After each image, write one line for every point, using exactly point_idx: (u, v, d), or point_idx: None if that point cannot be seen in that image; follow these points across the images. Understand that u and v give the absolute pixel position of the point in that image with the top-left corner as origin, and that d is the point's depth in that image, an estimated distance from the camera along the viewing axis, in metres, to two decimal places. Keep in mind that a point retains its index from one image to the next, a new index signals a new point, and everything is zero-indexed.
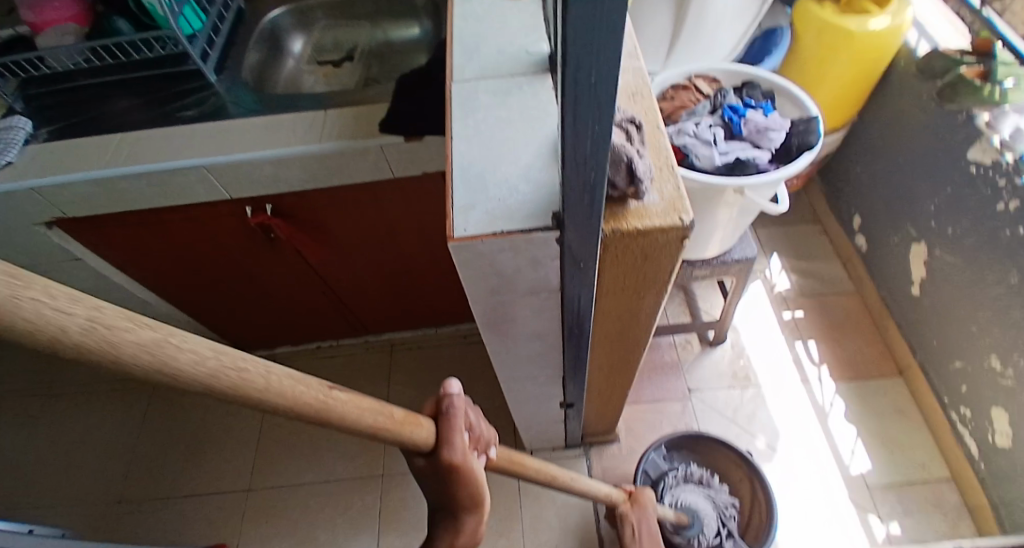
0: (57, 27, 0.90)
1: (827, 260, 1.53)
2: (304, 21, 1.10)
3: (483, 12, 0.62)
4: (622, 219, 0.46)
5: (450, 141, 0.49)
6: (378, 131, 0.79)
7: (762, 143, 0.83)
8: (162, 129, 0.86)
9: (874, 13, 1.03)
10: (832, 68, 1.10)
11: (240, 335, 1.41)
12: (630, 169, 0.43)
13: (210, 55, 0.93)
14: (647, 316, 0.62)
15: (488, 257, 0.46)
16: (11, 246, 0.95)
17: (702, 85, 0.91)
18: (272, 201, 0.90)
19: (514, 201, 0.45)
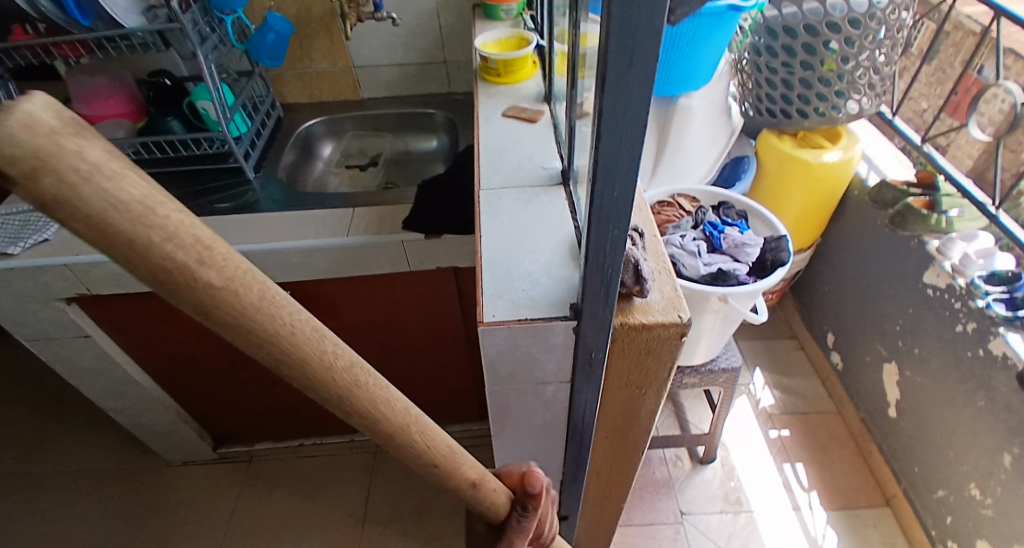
0: (112, 121, 1.01)
1: (806, 378, 1.59)
2: (336, 131, 1.22)
3: (505, 133, 0.73)
4: (628, 314, 0.52)
5: (480, 239, 0.56)
6: (400, 228, 0.88)
7: (740, 256, 0.93)
8: (194, 217, 0.93)
9: (826, 147, 1.26)
10: (792, 193, 1.31)
11: (224, 427, 1.38)
12: (637, 270, 0.50)
13: (251, 154, 1.05)
14: (647, 413, 0.65)
15: (511, 343, 0.51)
16: (23, 322, 0.97)
17: (682, 201, 1.06)
18: (291, 288, 0.96)
19: (536, 292, 0.51)
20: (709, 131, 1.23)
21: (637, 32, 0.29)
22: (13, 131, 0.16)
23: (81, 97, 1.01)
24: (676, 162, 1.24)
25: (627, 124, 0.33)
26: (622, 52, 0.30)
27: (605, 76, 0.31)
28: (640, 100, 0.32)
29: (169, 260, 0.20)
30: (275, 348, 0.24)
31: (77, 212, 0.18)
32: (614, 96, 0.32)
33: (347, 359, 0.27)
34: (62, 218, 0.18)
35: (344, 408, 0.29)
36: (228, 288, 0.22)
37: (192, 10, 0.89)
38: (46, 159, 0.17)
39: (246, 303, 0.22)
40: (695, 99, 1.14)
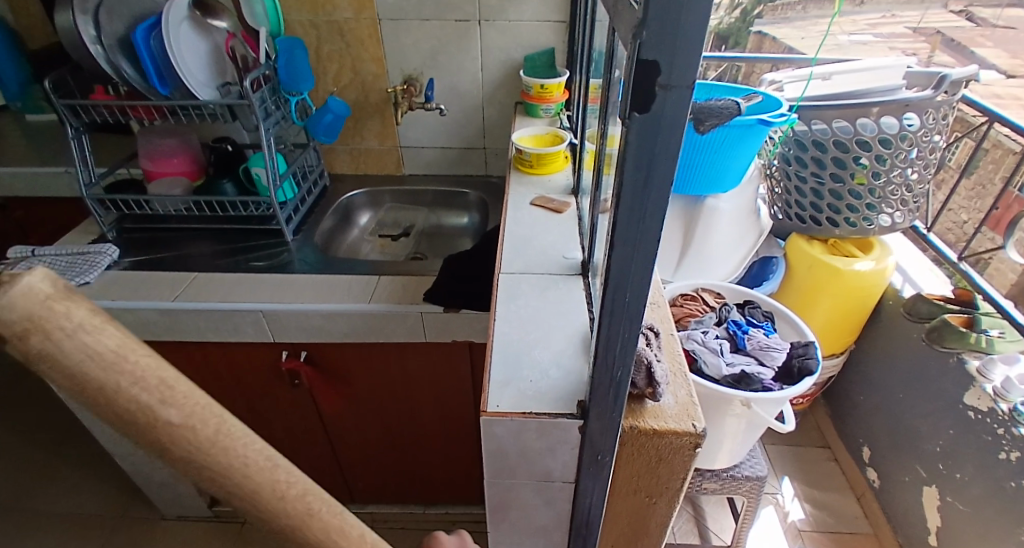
0: (172, 179, 1.10)
1: (840, 493, 1.47)
2: (375, 202, 1.27)
3: (531, 221, 0.75)
4: (639, 417, 0.50)
5: (495, 323, 0.56)
6: (420, 299, 0.90)
7: (765, 359, 0.90)
8: (230, 274, 0.98)
9: (858, 257, 1.25)
10: (821, 299, 1.29)
11: (224, 483, 1.36)
12: (649, 372, 0.49)
13: (292, 219, 1.11)
14: (657, 526, 0.60)
15: (514, 436, 0.49)
16: None
17: (706, 297, 1.05)
18: (308, 349, 0.97)
19: (545, 384, 0.50)
20: (737, 231, 1.25)
21: (652, 157, 0.30)
22: (4, 298, 0.17)
23: (148, 154, 1.09)
24: (702, 257, 1.26)
25: (639, 237, 0.34)
26: (637, 175, 0.31)
27: (620, 195, 0.32)
28: (653, 218, 0.33)
29: (127, 398, 0.20)
30: (239, 488, 0.24)
31: (51, 365, 0.19)
32: (629, 213, 0.33)
33: (309, 497, 0.27)
34: (38, 369, 0.19)
35: (297, 541, 0.27)
36: (183, 426, 0.22)
37: (263, 89, 0.97)
38: (33, 323, 0.18)
39: (196, 436, 0.22)
40: (723, 201, 1.19)
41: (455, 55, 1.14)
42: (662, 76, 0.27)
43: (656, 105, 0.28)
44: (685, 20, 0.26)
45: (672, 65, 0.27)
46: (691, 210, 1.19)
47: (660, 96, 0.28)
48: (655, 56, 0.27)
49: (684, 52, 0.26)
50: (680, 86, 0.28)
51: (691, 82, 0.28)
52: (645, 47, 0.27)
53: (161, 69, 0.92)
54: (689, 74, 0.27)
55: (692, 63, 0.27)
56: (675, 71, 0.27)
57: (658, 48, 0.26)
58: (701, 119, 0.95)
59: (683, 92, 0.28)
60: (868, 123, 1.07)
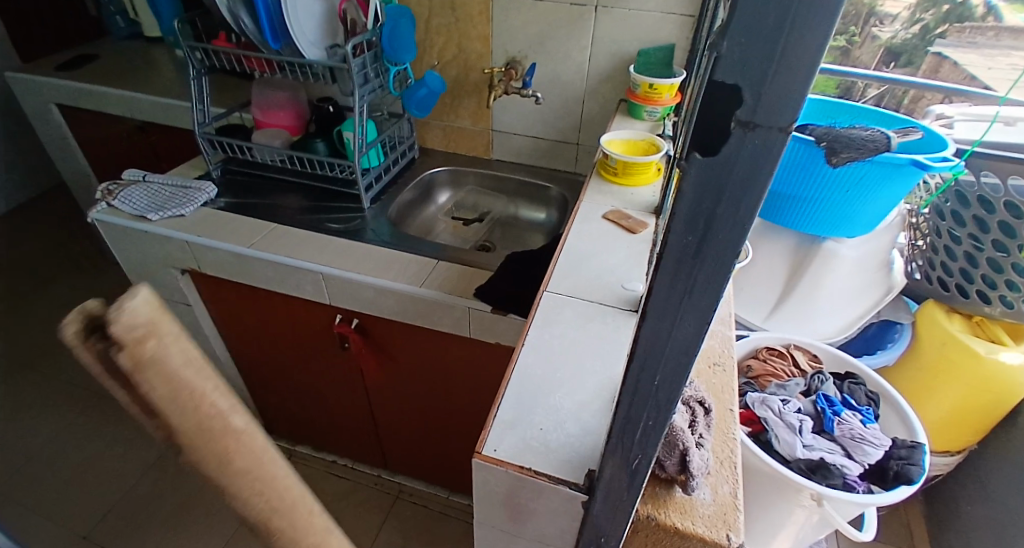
0: (275, 131, 1.14)
1: None
2: (457, 182, 1.25)
3: (597, 238, 0.67)
4: (660, 506, 0.42)
5: (521, 348, 0.50)
6: (471, 294, 0.86)
7: (855, 453, 0.75)
8: (305, 231, 1.00)
9: (1006, 345, 1.02)
10: (948, 387, 1.07)
11: (273, 420, 1.43)
12: (684, 459, 0.41)
13: (373, 186, 1.11)
14: None
15: (509, 488, 0.43)
16: (144, 276, 1.10)
17: (798, 356, 0.91)
18: (360, 318, 0.97)
19: (556, 437, 0.43)
20: (858, 284, 1.07)
21: (712, 218, 0.22)
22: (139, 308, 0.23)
23: (259, 104, 1.14)
24: (806, 306, 1.09)
25: (681, 316, 0.26)
26: (687, 240, 0.23)
27: (662, 259, 0.24)
28: (702, 294, 0.24)
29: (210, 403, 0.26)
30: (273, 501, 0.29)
31: (155, 373, 0.23)
32: (670, 283, 0.24)
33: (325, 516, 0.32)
34: (142, 377, 0.23)
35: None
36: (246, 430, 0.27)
37: (365, 55, 0.97)
38: (151, 331, 0.23)
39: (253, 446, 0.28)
40: (846, 246, 1.02)
41: (565, 41, 1.07)
42: (741, 109, 0.19)
43: (727, 148, 0.20)
44: (783, 39, 0.18)
45: (759, 97, 0.19)
46: (801, 248, 1.05)
47: (735, 137, 0.20)
48: (735, 81, 0.19)
49: (778, 81, 0.18)
50: (765, 126, 0.19)
51: (784, 125, 0.19)
52: (721, 66, 0.19)
53: (275, 26, 0.93)
54: (781, 112, 0.19)
55: (789, 97, 0.19)
56: (762, 106, 0.19)
57: (740, 68, 0.19)
58: (835, 149, 0.86)
59: (770, 136, 0.20)
60: None
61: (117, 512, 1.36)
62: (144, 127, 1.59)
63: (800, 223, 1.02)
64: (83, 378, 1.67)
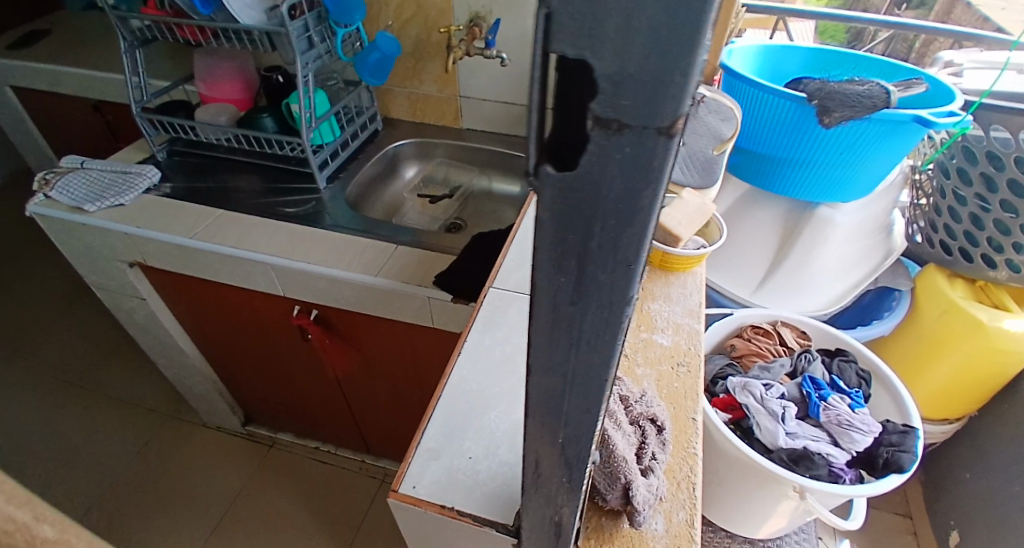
0: (222, 106, 1.06)
1: None
2: (424, 154, 1.17)
3: None
4: (605, 541, 0.37)
5: (455, 359, 0.44)
6: (430, 282, 0.80)
7: (841, 440, 0.70)
8: (256, 217, 0.93)
9: (1011, 310, 0.95)
10: (946, 358, 1.02)
11: (251, 407, 1.40)
12: (627, 492, 0.35)
13: (329, 164, 1.03)
14: None
15: (432, 527, 0.38)
16: (93, 269, 1.04)
17: (785, 334, 0.85)
18: (319, 308, 0.92)
19: (484, 469, 0.38)
20: (853, 252, 1.00)
21: (585, 256, 0.15)
22: None
23: (203, 77, 1.06)
24: (797, 279, 1.02)
25: (574, 372, 0.19)
26: (559, 282, 0.16)
27: (534, 305, 0.18)
28: (593, 347, 0.18)
29: None
30: None
31: None
32: (551, 333, 0.18)
33: None
34: None
35: None
36: None
37: (305, 16, 0.87)
38: None
39: None
40: (841, 212, 0.95)
41: None
42: (596, 99, 0.12)
43: (586, 161, 0.13)
44: None
45: (620, 78, 0.12)
46: (790, 217, 0.98)
47: (594, 142, 0.13)
48: (579, 53, 0.12)
49: (647, 48, 0.11)
50: (637, 125, 0.12)
51: (665, 125, 0.12)
52: (559, 29, 0.11)
53: None
54: (656, 104, 0.12)
55: (666, 79, 0.11)
56: (627, 94, 0.12)
57: (582, 33, 0.11)
58: (828, 107, 0.77)
59: (645, 141, 0.13)
60: None
61: (101, 504, 1.36)
62: (97, 105, 1.50)
63: (792, 190, 0.94)
64: (59, 369, 1.63)
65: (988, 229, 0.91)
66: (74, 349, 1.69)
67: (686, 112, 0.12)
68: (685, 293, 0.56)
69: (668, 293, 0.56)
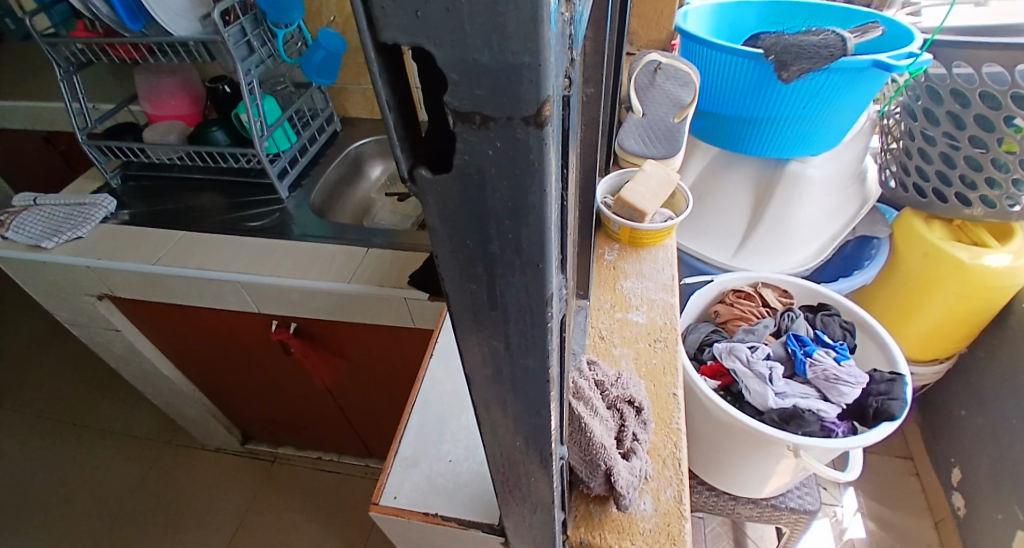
0: (169, 123, 1.03)
1: (913, 516, 1.31)
2: (387, 151, 1.15)
3: None
4: (595, 528, 0.36)
5: (426, 364, 0.43)
6: (406, 282, 0.79)
7: (830, 395, 0.71)
8: (222, 234, 0.91)
9: (991, 247, 0.96)
10: (933, 299, 1.02)
11: (248, 425, 1.38)
12: (609, 478, 0.34)
13: (290, 172, 1.01)
14: None
15: (419, 534, 0.37)
16: (63, 307, 1.01)
17: (767, 295, 0.84)
18: (298, 321, 0.90)
19: (465, 469, 0.37)
20: (829, 204, 1.00)
21: (492, 261, 0.15)
22: None
23: (147, 95, 1.02)
24: (778, 238, 1.01)
25: (513, 378, 0.18)
26: (473, 290, 0.16)
27: (455, 314, 0.17)
28: (525, 351, 0.17)
29: None
30: None
31: None
32: (480, 342, 0.17)
33: None
34: None
35: None
36: None
37: (240, 20, 0.84)
38: None
39: None
40: (813, 165, 0.95)
41: None
42: (449, 91, 0.12)
43: (460, 160, 0.13)
44: None
45: (467, 67, 0.11)
46: (762, 176, 0.97)
47: (462, 139, 0.12)
48: (414, 42, 0.11)
49: (486, 33, 0.10)
50: (499, 116, 0.12)
51: (529, 113, 0.11)
52: (385, 21, 0.11)
53: (130, 5, 0.81)
54: (512, 92, 0.11)
55: (512, 65, 0.11)
56: (480, 84, 0.11)
57: (413, 22, 0.11)
58: (784, 62, 0.76)
59: (515, 132, 0.12)
60: None
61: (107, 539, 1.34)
62: (48, 137, 1.45)
63: (762, 148, 0.93)
64: (47, 409, 1.60)
65: (960, 166, 0.91)
66: (60, 387, 1.65)
67: (544, 96, 0.11)
68: (657, 268, 0.55)
69: (640, 270, 0.55)
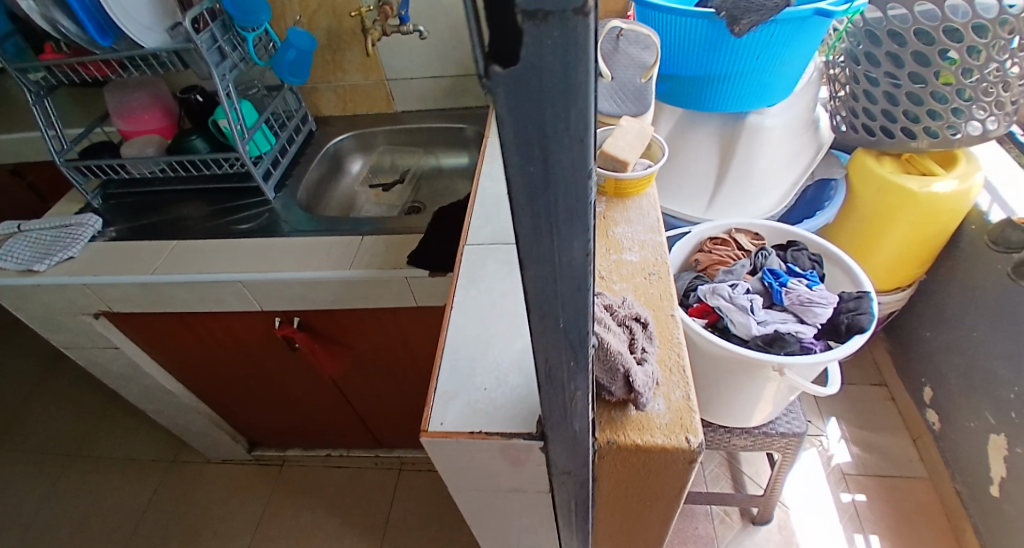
0: (146, 137, 1.04)
1: (893, 435, 1.41)
2: (365, 146, 1.18)
3: None
4: (619, 428, 0.41)
5: (449, 314, 0.47)
6: (404, 263, 0.82)
7: (806, 316, 0.78)
8: (213, 240, 0.93)
9: (938, 175, 1.04)
10: (890, 228, 1.11)
11: (254, 432, 1.40)
12: (628, 379, 0.39)
13: (273, 173, 1.03)
14: (658, 533, 0.53)
15: (464, 455, 0.41)
16: (58, 330, 1.02)
17: (740, 239, 0.91)
18: (301, 315, 0.93)
19: (499, 393, 0.42)
20: (788, 151, 1.06)
21: (547, 142, 0.19)
22: None
23: (118, 112, 1.03)
24: (744, 187, 1.07)
25: (559, 255, 0.23)
26: (529, 172, 0.20)
27: (513, 199, 0.21)
28: (569, 226, 0.22)
29: None
30: None
31: None
32: (533, 222, 0.22)
33: None
34: None
35: None
36: None
37: (211, 26, 0.86)
38: None
39: None
40: (769, 116, 1.01)
41: None
42: None
43: (525, 53, 0.16)
44: None
45: None
46: (724, 131, 1.03)
47: (529, 33, 0.15)
48: None
49: None
50: (557, 10, 0.15)
51: (578, 4, 0.15)
52: None
53: (99, 20, 0.82)
54: None
55: None
56: None
57: None
58: (736, 17, 0.81)
59: (569, 23, 0.15)
60: (959, 5, 0.84)
61: None
62: (14, 168, 1.43)
63: (721, 105, 0.99)
64: (43, 444, 1.58)
65: (902, 103, 0.99)
66: (53, 421, 1.63)
67: None
68: (643, 213, 0.60)
69: (628, 217, 0.60)
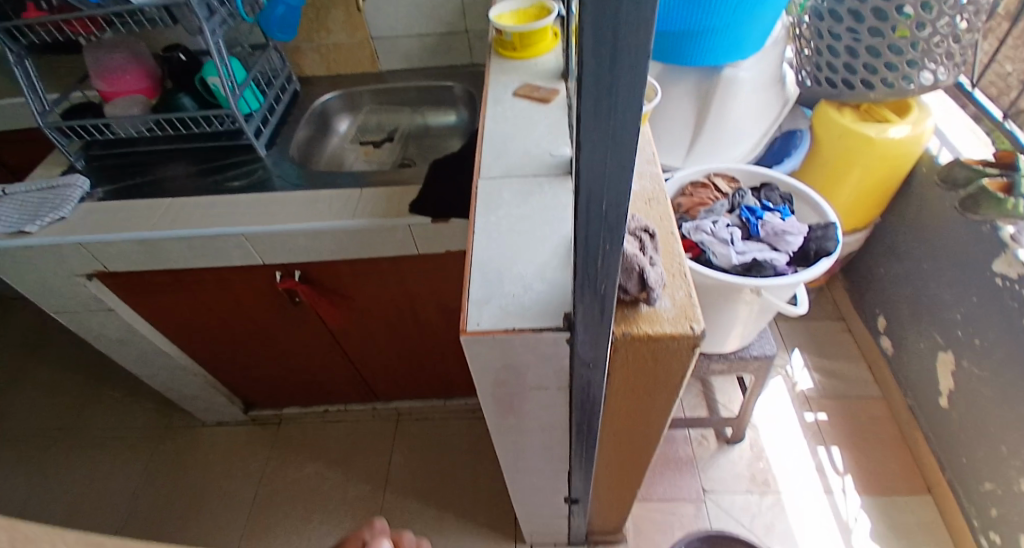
0: (128, 98, 1.02)
1: (850, 361, 1.56)
2: (352, 105, 1.19)
3: (513, 116, 0.68)
4: (633, 323, 0.47)
5: (473, 237, 0.52)
6: (406, 212, 0.86)
7: (780, 245, 0.85)
8: (206, 197, 0.94)
9: (892, 122, 1.14)
10: (850, 172, 1.19)
11: (252, 392, 1.43)
12: (642, 277, 0.45)
13: (264, 131, 1.04)
14: (659, 410, 0.63)
15: (500, 350, 0.47)
16: (53, 294, 1.02)
17: (719, 183, 0.97)
18: (302, 267, 0.95)
19: (528, 297, 0.47)
20: (759, 103, 1.13)
21: (617, 32, 0.24)
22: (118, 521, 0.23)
23: (97, 72, 1.01)
24: (718, 138, 1.15)
25: (613, 135, 0.29)
26: (599, 58, 0.25)
27: (581, 83, 0.26)
28: (626, 109, 0.27)
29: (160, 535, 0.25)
30: None
31: None
32: (595, 104, 0.27)
33: None
34: None
35: None
36: None
37: None
38: None
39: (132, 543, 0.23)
40: (743, 69, 1.06)
41: None
42: None
43: None
44: None
45: None
46: (701, 83, 1.08)
47: None
48: None
49: None
50: None
51: None
52: None
53: None
54: None
55: None
56: None
57: None
58: None
59: None
60: None
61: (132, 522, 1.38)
62: None
63: (697, 60, 1.04)
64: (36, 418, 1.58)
65: (863, 58, 1.06)
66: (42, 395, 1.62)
67: None
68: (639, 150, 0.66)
69: None
